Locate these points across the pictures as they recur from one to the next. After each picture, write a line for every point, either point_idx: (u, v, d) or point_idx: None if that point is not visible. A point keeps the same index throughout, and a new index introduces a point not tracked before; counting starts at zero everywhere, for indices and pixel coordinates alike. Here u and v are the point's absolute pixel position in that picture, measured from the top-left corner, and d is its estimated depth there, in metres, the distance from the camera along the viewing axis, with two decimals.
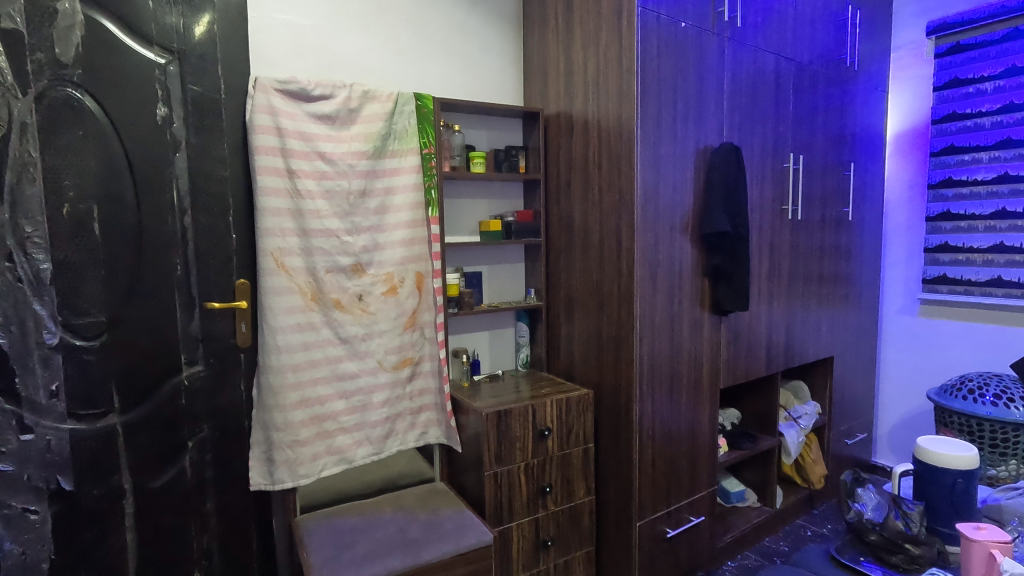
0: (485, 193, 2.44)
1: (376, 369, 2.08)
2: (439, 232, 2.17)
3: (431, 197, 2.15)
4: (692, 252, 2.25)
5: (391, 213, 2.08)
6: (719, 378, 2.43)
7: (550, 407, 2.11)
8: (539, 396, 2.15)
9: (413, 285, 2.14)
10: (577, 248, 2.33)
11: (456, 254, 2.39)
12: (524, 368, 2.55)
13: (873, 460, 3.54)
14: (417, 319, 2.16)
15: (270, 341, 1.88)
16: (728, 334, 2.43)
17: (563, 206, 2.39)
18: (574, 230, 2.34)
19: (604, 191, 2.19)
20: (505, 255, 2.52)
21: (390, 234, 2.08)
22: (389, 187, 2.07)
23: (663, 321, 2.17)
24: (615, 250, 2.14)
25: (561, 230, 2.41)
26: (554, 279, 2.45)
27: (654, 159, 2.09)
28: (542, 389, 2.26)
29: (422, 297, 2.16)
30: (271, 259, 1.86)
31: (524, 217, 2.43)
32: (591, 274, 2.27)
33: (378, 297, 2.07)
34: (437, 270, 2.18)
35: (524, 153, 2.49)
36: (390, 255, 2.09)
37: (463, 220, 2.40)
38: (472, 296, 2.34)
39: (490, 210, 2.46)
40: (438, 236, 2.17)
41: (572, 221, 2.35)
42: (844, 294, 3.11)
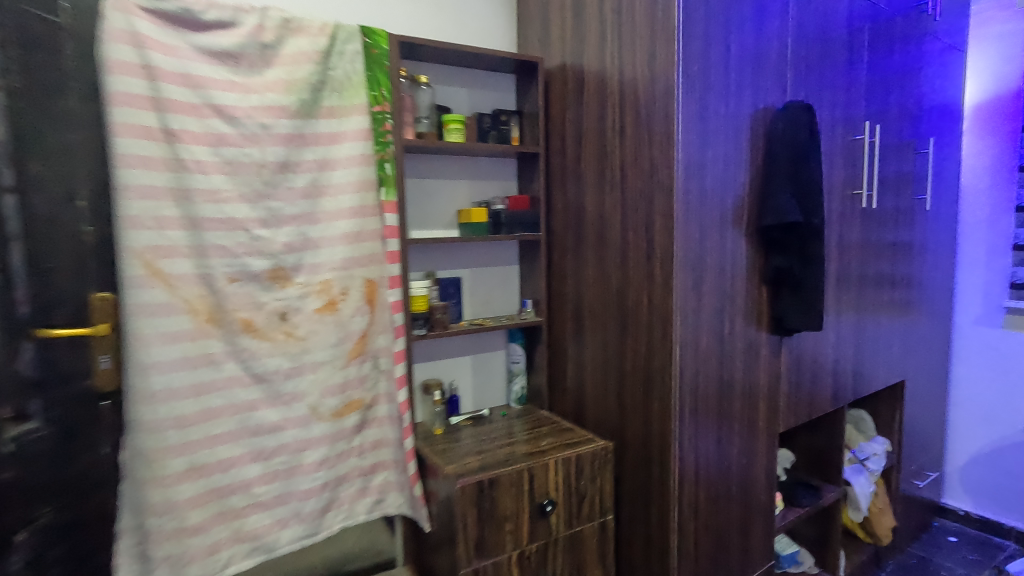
0: (463, 173, 1.83)
1: (307, 419, 1.47)
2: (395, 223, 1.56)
3: (384, 173, 1.53)
4: (748, 250, 1.64)
5: (327, 197, 1.47)
6: (779, 418, 1.82)
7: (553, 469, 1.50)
8: (538, 451, 1.54)
9: (360, 298, 1.53)
10: (590, 248, 1.72)
11: (427, 256, 1.78)
12: (518, 405, 1.94)
13: (942, 501, 2.94)
14: (367, 346, 1.55)
15: (139, 384, 1.26)
16: (790, 360, 1.83)
17: (572, 190, 1.78)
18: (587, 222, 1.72)
19: (632, 165, 1.56)
20: (494, 255, 1.91)
21: (326, 227, 1.47)
22: (323, 160, 1.46)
23: (711, 347, 1.56)
24: (645, 250, 1.53)
25: (568, 222, 1.80)
26: (560, 286, 1.85)
27: (701, 119, 1.48)
28: (542, 439, 1.65)
29: (375, 314, 1.56)
30: (139, 263, 1.25)
31: (520, 205, 1.83)
32: (610, 282, 1.66)
33: (309, 317, 1.46)
34: (392, 277, 1.57)
35: (519, 120, 1.87)
36: (326, 257, 1.48)
37: (435, 210, 1.78)
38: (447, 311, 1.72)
39: (472, 196, 1.85)
40: (394, 228, 1.56)
41: (585, 208, 1.73)
42: (918, 303, 2.50)
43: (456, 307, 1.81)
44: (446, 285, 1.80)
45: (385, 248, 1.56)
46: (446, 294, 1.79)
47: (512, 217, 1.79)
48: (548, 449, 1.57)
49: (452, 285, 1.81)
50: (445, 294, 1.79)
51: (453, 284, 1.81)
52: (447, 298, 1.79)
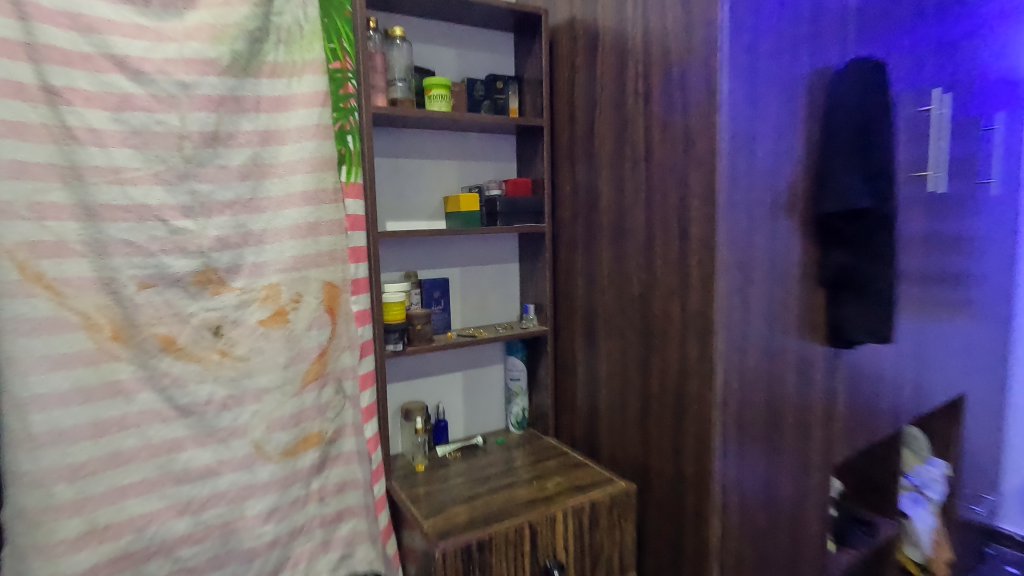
0: (450, 152, 1.51)
1: (251, 459, 1.17)
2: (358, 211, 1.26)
3: (345, 149, 1.22)
4: (802, 244, 1.32)
5: (271, 179, 1.15)
6: (834, 448, 1.51)
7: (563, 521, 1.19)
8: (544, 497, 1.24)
9: (318, 306, 1.21)
10: (605, 243, 1.40)
11: (406, 252, 1.46)
12: (519, 430, 1.63)
13: (997, 525, 2.61)
14: (326, 367, 1.24)
15: (15, 426, 0.95)
16: (849, 378, 1.50)
17: (583, 171, 1.46)
18: (603, 210, 1.40)
19: (659, 138, 1.24)
20: (488, 252, 1.60)
21: (271, 218, 1.15)
22: (266, 132, 1.14)
23: (759, 367, 1.25)
24: (677, 245, 1.21)
25: (579, 211, 1.48)
26: (569, 289, 1.53)
27: (749, 78, 1.15)
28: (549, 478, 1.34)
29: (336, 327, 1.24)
30: (11, 265, 0.93)
31: (521, 191, 1.50)
32: (632, 285, 1.34)
33: (251, 331, 1.15)
34: (356, 279, 1.25)
35: (518, 88, 1.55)
36: (273, 255, 1.16)
37: (416, 196, 1.47)
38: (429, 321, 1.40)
39: (461, 180, 1.53)
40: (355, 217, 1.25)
41: (600, 192, 1.41)
42: (984, 304, 2.15)
43: (442, 315, 1.50)
44: (430, 288, 1.48)
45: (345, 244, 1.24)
46: (430, 299, 1.48)
47: (511, 204, 1.46)
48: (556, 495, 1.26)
49: (437, 288, 1.49)
50: (429, 299, 1.47)
51: (438, 287, 1.49)
52: (431, 304, 1.48)
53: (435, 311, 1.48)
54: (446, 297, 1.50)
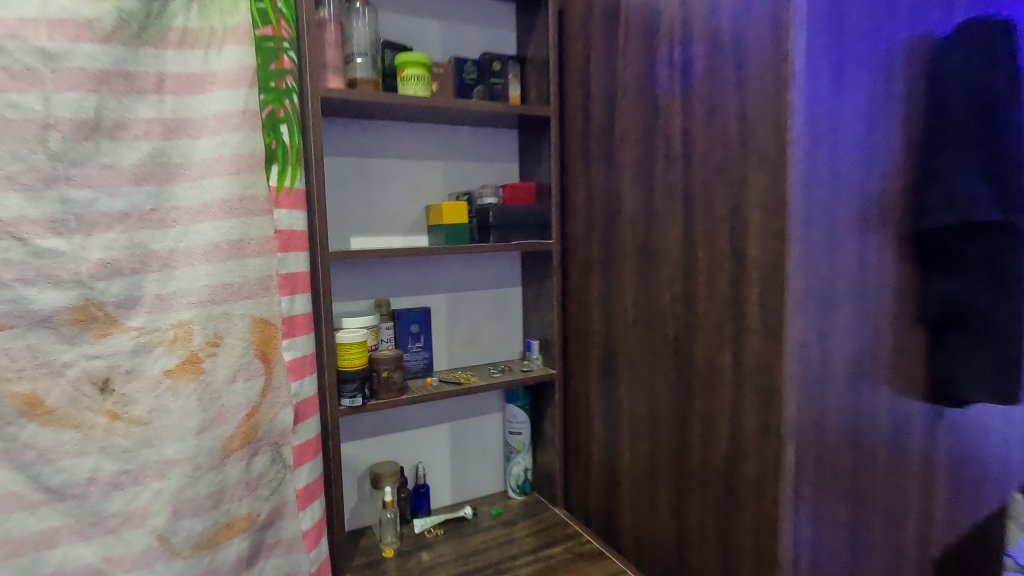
0: (433, 150, 1.21)
1: (151, 556, 0.85)
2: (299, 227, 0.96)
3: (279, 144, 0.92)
4: (896, 268, 0.98)
5: (178, 182, 0.87)
6: (932, 535, 1.14)
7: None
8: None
9: (245, 351, 0.92)
10: (628, 267, 1.07)
11: (376, 276, 1.16)
12: (519, 495, 1.31)
13: None
14: (256, 434, 0.93)
15: None
16: (954, 443, 1.13)
17: (597, 172, 1.13)
18: (624, 224, 1.07)
19: (700, 126, 0.90)
20: (482, 274, 1.29)
21: (180, 235, 0.87)
22: (173, 120, 0.86)
23: (841, 441, 0.90)
24: (728, 274, 0.87)
25: (592, 224, 1.15)
26: (581, 323, 1.21)
27: (830, 41, 0.82)
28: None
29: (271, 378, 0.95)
30: None
31: (524, 200, 1.20)
32: (664, 323, 1.00)
33: (152, 385, 0.86)
34: (294, 317, 0.95)
35: (520, 69, 1.24)
36: (182, 286, 0.87)
37: (389, 205, 1.17)
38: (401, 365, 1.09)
39: (447, 185, 1.23)
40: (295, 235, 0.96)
41: (620, 200, 1.08)
42: None
43: (423, 355, 1.19)
44: (407, 321, 1.17)
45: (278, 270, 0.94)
46: (406, 336, 1.17)
47: (508, 213, 1.15)
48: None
49: (417, 322, 1.18)
50: (405, 335, 1.17)
51: (416, 319, 1.18)
52: (408, 341, 1.17)
53: (413, 351, 1.18)
54: (430, 332, 1.20)
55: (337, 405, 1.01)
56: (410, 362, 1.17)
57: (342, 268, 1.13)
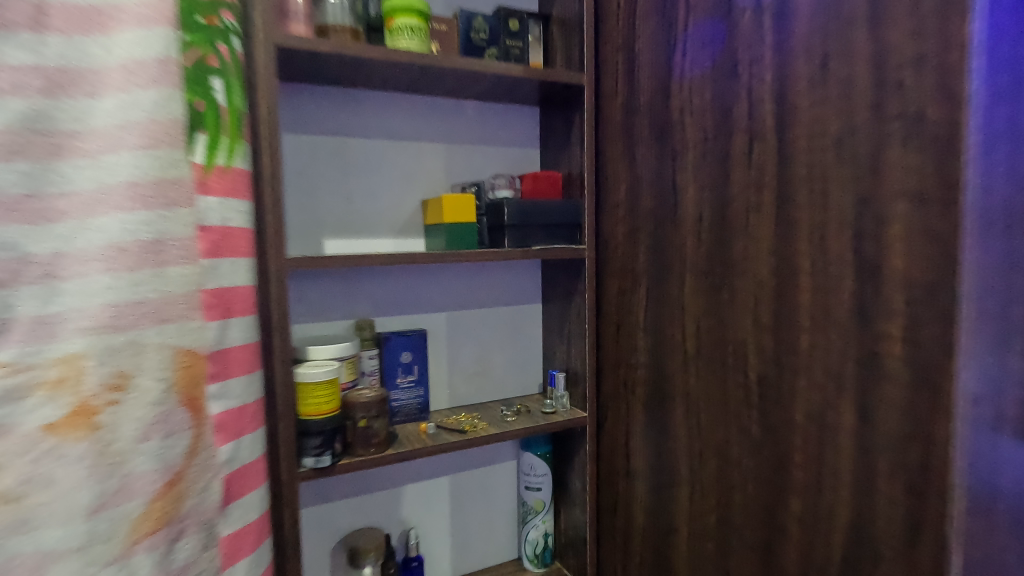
0: (433, 130, 0.95)
1: None
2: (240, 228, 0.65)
3: (209, 101, 0.61)
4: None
5: (58, 161, 0.52)
6: None
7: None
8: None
9: (162, 399, 0.57)
10: (689, 283, 0.80)
11: (355, 288, 0.90)
12: (539, 567, 1.04)
13: None
14: (180, 507, 0.58)
15: None
16: None
17: (644, 155, 0.87)
18: (683, 222, 0.81)
19: (804, 84, 0.64)
20: (493, 290, 1.03)
21: (69, 235, 0.52)
22: (60, 72, 0.52)
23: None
24: (851, 296, 0.60)
25: (638, 224, 0.89)
26: (621, 351, 0.94)
27: None
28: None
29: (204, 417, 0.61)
30: None
31: (549, 194, 0.94)
32: (744, 361, 0.73)
33: (23, 449, 0.49)
34: (226, 349, 0.63)
35: (542, 29, 0.99)
36: (70, 306, 0.52)
37: (373, 198, 0.91)
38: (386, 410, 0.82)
39: (450, 173, 0.97)
40: (235, 241, 0.63)
41: (680, 191, 0.81)
42: None
43: (416, 394, 0.92)
44: (395, 349, 0.90)
45: (202, 284, 0.61)
46: (394, 368, 0.90)
47: (528, 209, 0.89)
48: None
49: (409, 350, 0.91)
50: (393, 368, 0.90)
51: (408, 346, 0.91)
52: (397, 374, 0.91)
53: (403, 388, 0.91)
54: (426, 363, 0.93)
55: (297, 467, 0.74)
56: (398, 403, 0.91)
57: (308, 278, 0.86)
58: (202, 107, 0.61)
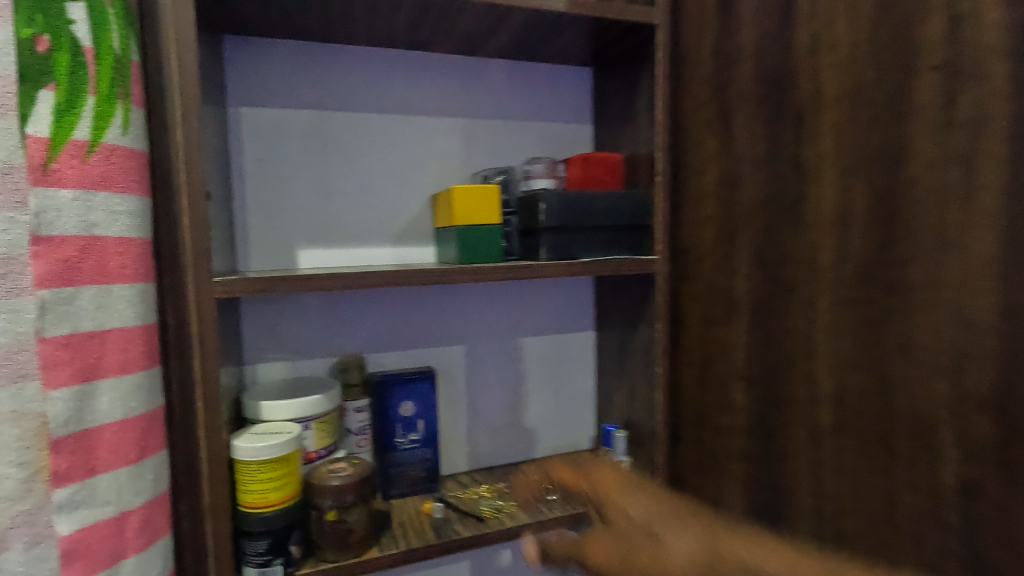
0: (446, 100, 0.71)
1: None
2: (124, 238, 0.42)
3: (55, 34, 0.38)
4: None
5: None
6: None
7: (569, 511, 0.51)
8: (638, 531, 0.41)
9: (23, 494, 0.36)
10: (823, 317, 0.52)
11: (339, 315, 0.68)
12: None
13: None
14: None
15: None
16: None
17: (749, 121, 0.58)
18: (816, 222, 0.52)
19: None
20: (529, 314, 0.78)
21: None
22: None
23: None
24: None
25: (738, 223, 0.60)
26: (708, 407, 0.66)
27: None
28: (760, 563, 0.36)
29: (57, 533, 0.38)
30: None
31: (607, 185, 0.68)
32: (934, 462, 0.43)
33: None
34: (92, 433, 0.40)
35: None
36: None
37: (363, 194, 0.67)
38: (370, 493, 0.57)
39: (469, 158, 0.72)
40: (113, 261, 0.41)
41: (811, 173, 0.52)
42: None
43: (422, 457, 0.68)
44: (390, 397, 0.66)
45: (43, 328, 0.37)
46: (390, 423, 0.66)
47: (574, 205, 0.62)
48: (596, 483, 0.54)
49: (409, 399, 0.67)
50: (388, 423, 0.66)
51: (407, 394, 0.67)
52: (394, 431, 0.66)
53: (401, 450, 0.67)
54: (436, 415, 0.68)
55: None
56: (395, 471, 0.66)
57: (277, 303, 0.65)
58: (48, 45, 0.37)
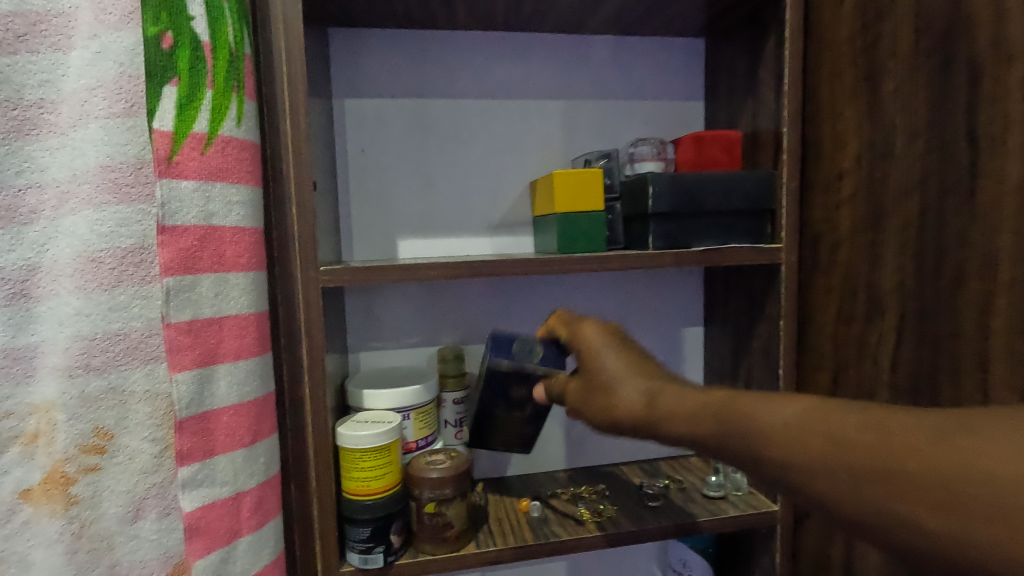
0: (546, 81, 0.67)
1: None
2: (237, 226, 0.43)
3: (178, 33, 0.40)
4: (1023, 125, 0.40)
5: (35, 141, 0.44)
6: None
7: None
8: (620, 394, 0.42)
9: None
10: (1001, 318, 0.43)
11: (437, 305, 0.68)
12: None
13: None
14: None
15: None
16: None
17: (905, 86, 0.50)
18: (995, 202, 0.43)
19: None
20: (633, 307, 0.73)
21: (41, 242, 0.45)
22: (16, 19, 0.43)
23: None
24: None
25: (887, 204, 0.52)
26: None
27: None
28: (748, 410, 0.35)
29: (181, 506, 0.41)
30: None
31: (722, 166, 0.61)
32: None
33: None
34: (211, 416, 0.42)
35: None
36: (46, 336, 0.45)
37: (461, 182, 0.66)
38: (468, 487, 0.56)
39: (571, 143, 0.69)
40: (227, 249, 0.42)
41: (990, 142, 0.43)
42: None
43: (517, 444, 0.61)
44: (517, 383, 0.54)
45: (168, 313, 0.40)
46: (503, 403, 0.56)
47: (686, 188, 0.57)
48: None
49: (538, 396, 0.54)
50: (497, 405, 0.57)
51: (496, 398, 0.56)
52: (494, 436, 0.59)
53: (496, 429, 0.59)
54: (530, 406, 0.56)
55: (337, 563, 0.51)
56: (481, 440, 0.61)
57: (381, 292, 0.66)
58: (171, 42, 0.40)
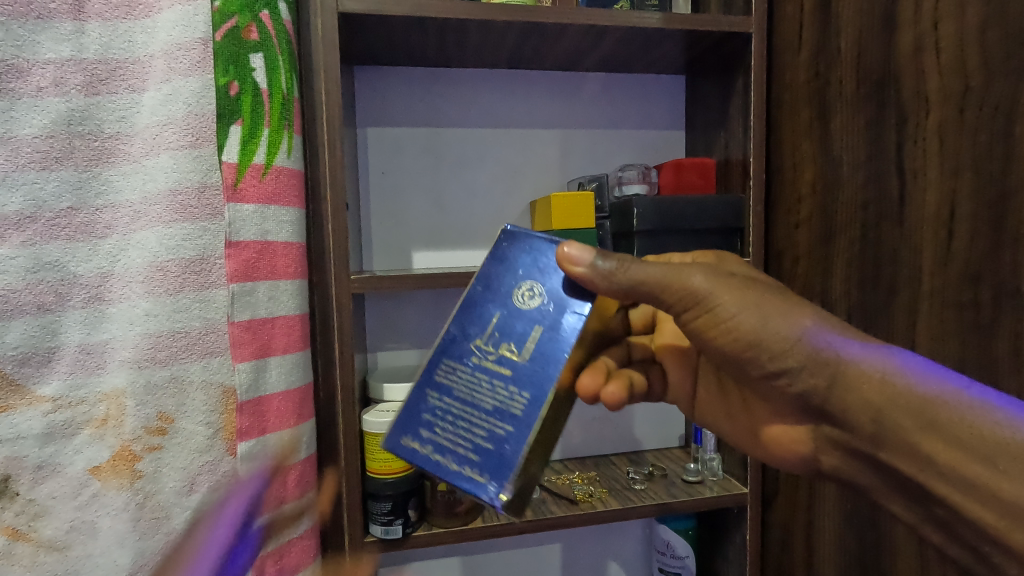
0: (544, 112, 0.76)
1: None
2: (288, 244, 0.53)
3: (243, 80, 0.51)
4: (942, 163, 0.49)
5: (113, 167, 0.52)
6: None
7: (589, 388, 0.52)
8: (804, 330, 0.43)
9: (209, 447, 0.54)
10: (926, 320, 0.51)
11: (447, 310, 0.76)
12: None
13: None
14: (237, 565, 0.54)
15: None
16: None
17: (850, 125, 0.59)
18: (919, 224, 0.51)
19: None
20: None
21: (115, 252, 0.52)
22: (101, 65, 0.51)
23: None
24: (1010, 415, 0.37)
25: (836, 224, 0.61)
26: None
27: None
28: (974, 418, 0.37)
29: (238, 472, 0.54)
30: None
31: (699, 190, 0.70)
32: (997, 379, 0.44)
33: (72, 490, 0.51)
34: (264, 399, 0.54)
35: None
36: (117, 334, 0.52)
37: (469, 200, 0.75)
38: None
39: (566, 167, 0.77)
40: (280, 263, 0.53)
41: (914, 175, 0.52)
42: None
43: (479, 428, 0.39)
44: (529, 279, 0.43)
45: (233, 315, 0.51)
46: (495, 322, 0.42)
47: (666, 208, 0.65)
48: (642, 354, 0.61)
49: (574, 287, 0.43)
50: (485, 328, 0.42)
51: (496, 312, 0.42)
52: (469, 374, 0.41)
53: (463, 390, 0.40)
54: (520, 326, 0.42)
55: (362, 536, 0.59)
56: (426, 415, 0.40)
57: (397, 298, 0.74)
58: (237, 89, 0.51)
